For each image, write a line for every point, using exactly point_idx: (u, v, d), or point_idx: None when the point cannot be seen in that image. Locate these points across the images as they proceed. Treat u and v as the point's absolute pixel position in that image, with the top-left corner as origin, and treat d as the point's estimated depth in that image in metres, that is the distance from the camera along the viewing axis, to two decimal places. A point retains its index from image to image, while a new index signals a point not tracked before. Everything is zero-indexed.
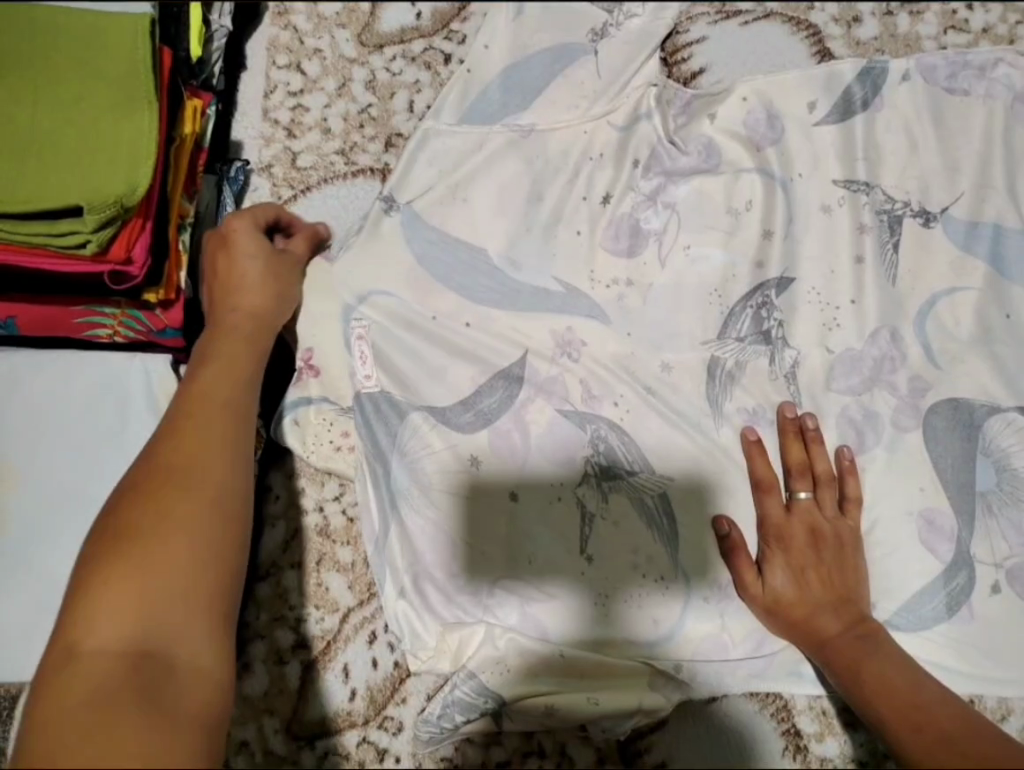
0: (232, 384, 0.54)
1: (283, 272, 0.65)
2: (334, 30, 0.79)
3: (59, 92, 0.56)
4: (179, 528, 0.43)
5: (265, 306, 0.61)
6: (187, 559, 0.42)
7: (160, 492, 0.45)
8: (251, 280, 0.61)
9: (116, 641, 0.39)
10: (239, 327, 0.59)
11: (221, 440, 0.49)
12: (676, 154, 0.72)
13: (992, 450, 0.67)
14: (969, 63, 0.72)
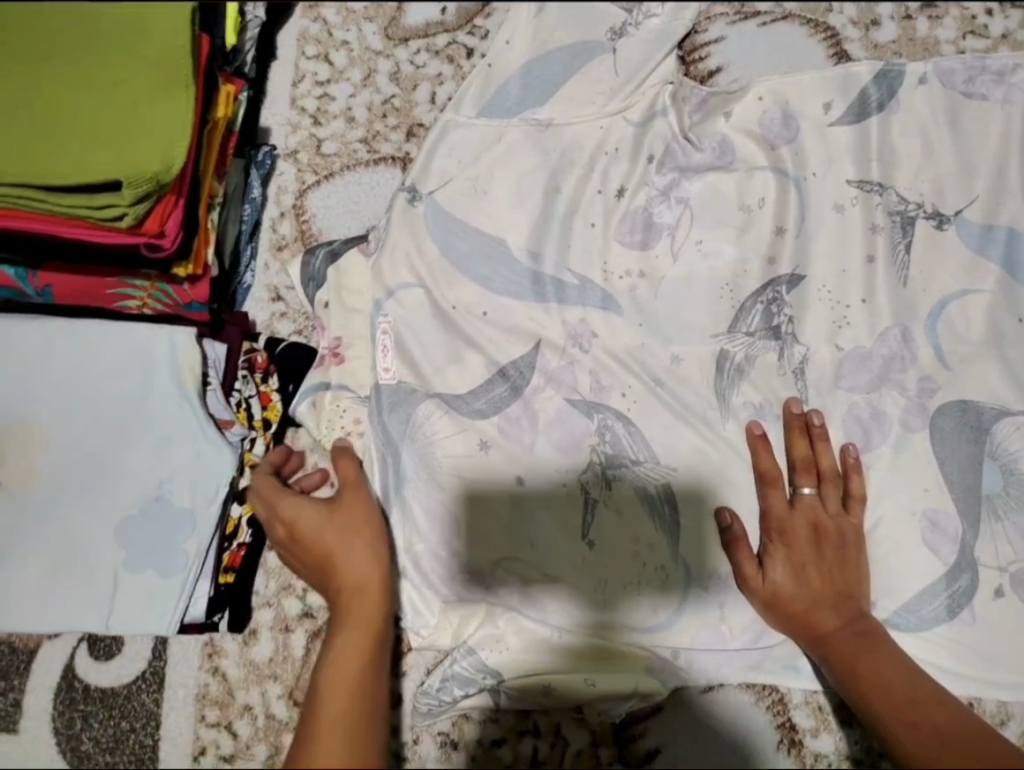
0: (360, 664, 0.52)
1: (355, 509, 0.59)
2: (362, 23, 0.81)
3: (103, 74, 0.58)
4: None
5: (369, 594, 0.55)
6: None
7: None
8: (340, 547, 0.57)
9: None
10: (355, 612, 0.54)
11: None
12: (690, 150, 0.73)
13: (1000, 454, 0.67)
14: (987, 68, 0.72)
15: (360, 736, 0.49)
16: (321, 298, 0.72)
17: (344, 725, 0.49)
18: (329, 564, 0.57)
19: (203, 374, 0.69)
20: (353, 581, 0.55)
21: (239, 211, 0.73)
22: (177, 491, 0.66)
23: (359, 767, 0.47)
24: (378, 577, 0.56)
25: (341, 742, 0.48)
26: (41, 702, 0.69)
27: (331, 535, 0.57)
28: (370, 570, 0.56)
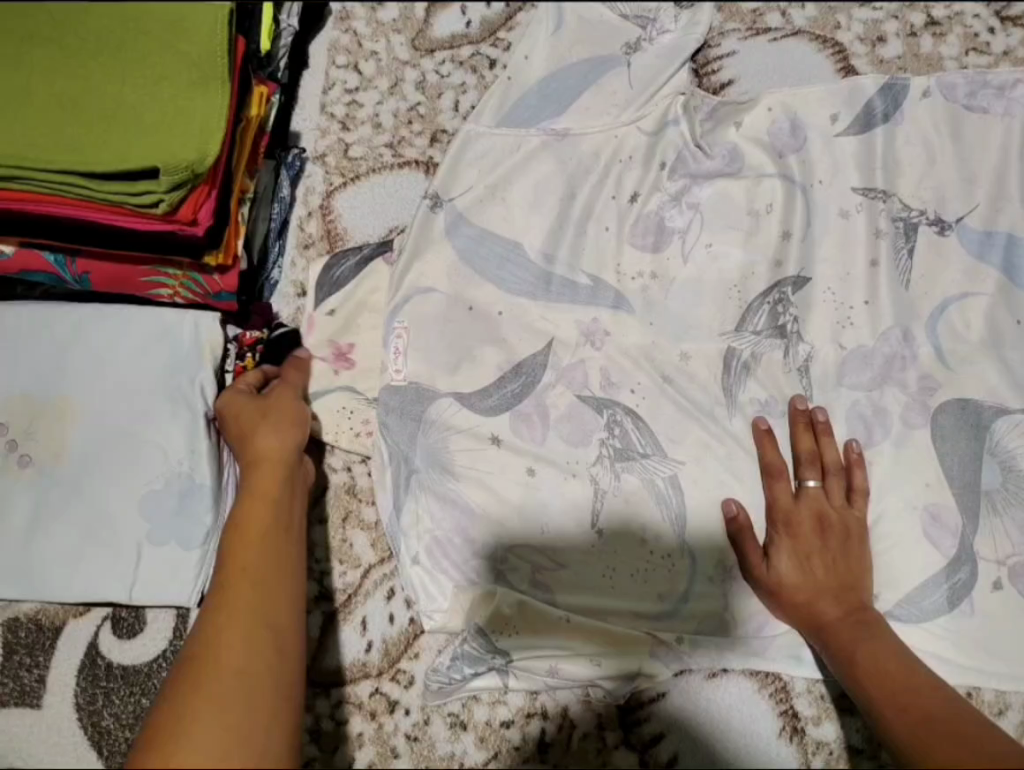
0: (278, 469, 0.58)
1: (277, 403, 0.64)
2: (390, 35, 0.85)
3: (144, 71, 0.63)
4: (249, 590, 0.47)
5: (287, 439, 0.60)
6: (252, 608, 0.46)
7: (212, 660, 0.43)
8: (265, 416, 0.62)
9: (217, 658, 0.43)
10: (272, 445, 0.60)
11: (276, 551, 0.51)
12: (701, 157, 0.76)
13: (999, 451, 0.69)
14: (989, 82, 0.75)
15: (281, 510, 0.54)
16: (327, 307, 0.75)
17: (255, 541, 0.51)
18: (246, 446, 0.60)
19: (222, 356, 0.72)
20: (261, 448, 0.59)
21: (268, 210, 0.77)
22: (197, 469, 0.68)
23: (280, 527, 0.53)
24: (286, 445, 0.60)
25: (266, 508, 0.54)
26: (65, 678, 0.72)
27: (256, 407, 0.63)
28: (277, 440, 0.60)
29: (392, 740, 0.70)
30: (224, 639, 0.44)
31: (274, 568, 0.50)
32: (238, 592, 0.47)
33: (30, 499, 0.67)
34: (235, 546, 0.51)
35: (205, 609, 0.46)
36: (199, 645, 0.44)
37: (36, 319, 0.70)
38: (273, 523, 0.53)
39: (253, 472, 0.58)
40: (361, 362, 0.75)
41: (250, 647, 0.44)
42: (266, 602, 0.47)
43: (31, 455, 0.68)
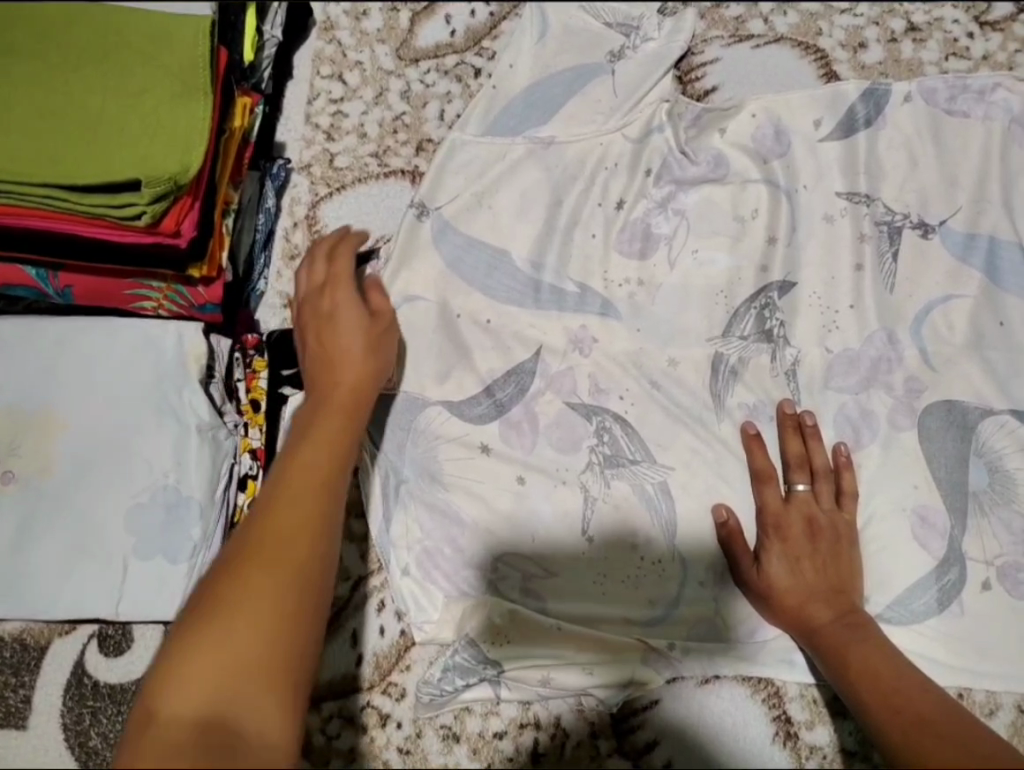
0: (357, 389, 0.59)
1: (376, 341, 0.62)
2: (374, 45, 0.85)
3: (126, 82, 0.63)
4: (303, 492, 0.49)
5: (372, 374, 0.60)
6: (305, 510, 0.48)
7: (261, 552, 0.46)
8: (362, 342, 0.61)
9: (267, 552, 0.46)
10: (357, 371, 0.59)
11: (331, 457, 0.53)
12: (686, 163, 0.76)
13: (985, 452, 0.70)
14: (969, 87, 0.76)
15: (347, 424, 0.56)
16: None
17: (313, 478, 0.51)
18: (336, 357, 0.60)
19: (209, 367, 0.71)
20: (349, 378, 0.59)
21: (253, 220, 0.76)
22: (183, 481, 0.68)
23: (341, 439, 0.55)
24: (370, 387, 0.60)
25: (333, 418, 0.56)
26: (51, 698, 0.71)
27: (360, 327, 0.61)
28: (365, 378, 0.60)
29: (385, 753, 0.70)
30: (274, 535, 0.46)
31: (328, 477, 0.51)
32: (294, 492, 0.49)
33: (14, 515, 0.66)
34: (296, 450, 0.53)
35: (264, 511, 0.48)
36: (255, 554, 0.45)
37: (18, 332, 0.69)
38: (332, 437, 0.54)
39: (333, 388, 0.58)
40: None
41: (298, 548, 0.46)
42: (319, 509, 0.49)
43: (14, 470, 0.67)
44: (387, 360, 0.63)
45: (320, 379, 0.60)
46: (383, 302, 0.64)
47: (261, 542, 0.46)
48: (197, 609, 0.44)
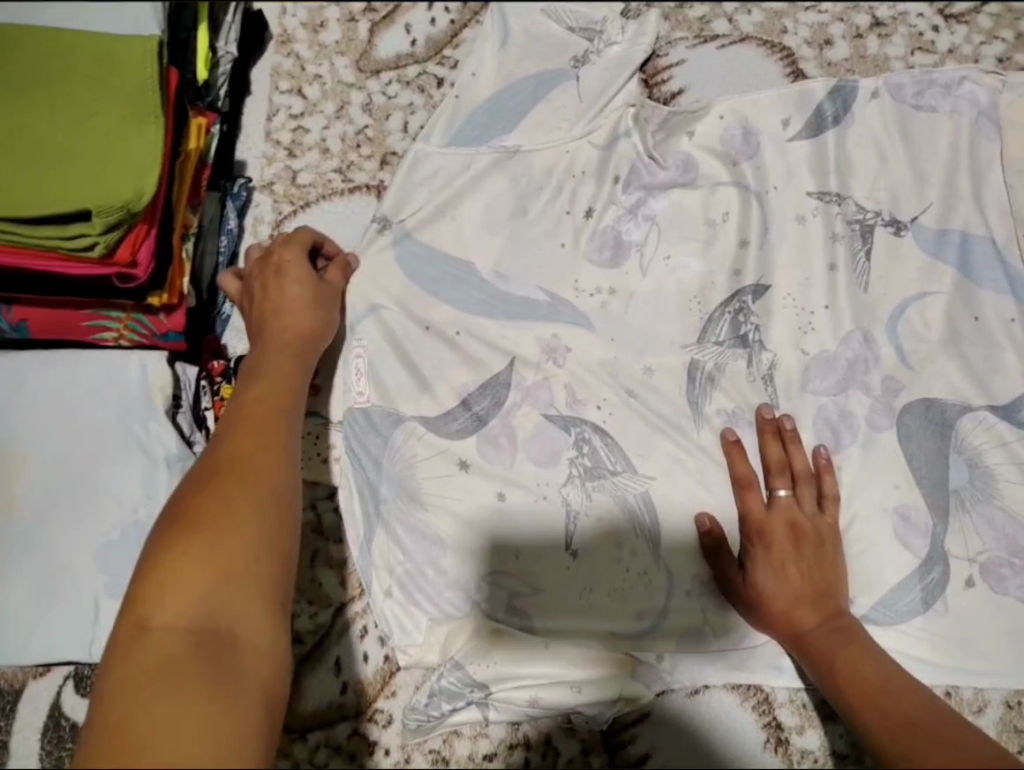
0: (302, 338, 0.64)
1: (323, 302, 0.67)
2: (333, 57, 0.83)
3: (72, 108, 0.61)
4: (260, 421, 0.54)
5: (317, 327, 0.66)
6: (266, 437, 0.53)
7: (228, 468, 0.49)
8: (310, 297, 0.66)
9: (235, 467, 0.49)
10: (303, 322, 0.65)
11: (282, 398, 0.58)
12: (655, 169, 0.75)
13: (964, 449, 0.69)
14: (935, 81, 0.76)
15: (294, 371, 0.61)
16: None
17: (265, 412, 0.55)
18: (282, 309, 0.65)
19: (175, 396, 0.69)
20: (295, 330, 0.64)
21: (215, 242, 0.74)
22: (154, 516, 0.66)
23: (291, 384, 0.60)
24: (313, 339, 0.65)
25: (283, 366, 0.61)
26: (27, 742, 0.69)
27: (310, 286, 0.67)
28: (309, 330, 0.65)
29: None
30: (238, 457, 0.50)
31: (280, 412, 0.56)
32: (252, 423, 0.54)
33: None
34: (251, 393, 0.57)
35: (227, 439, 0.52)
36: (224, 469, 0.49)
37: None
38: (283, 384, 0.59)
39: (279, 337, 0.63)
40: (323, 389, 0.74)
41: (262, 466, 0.50)
42: (277, 437, 0.53)
43: None
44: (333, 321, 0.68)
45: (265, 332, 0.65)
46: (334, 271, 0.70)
47: (231, 468, 0.49)
48: (176, 523, 0.45)
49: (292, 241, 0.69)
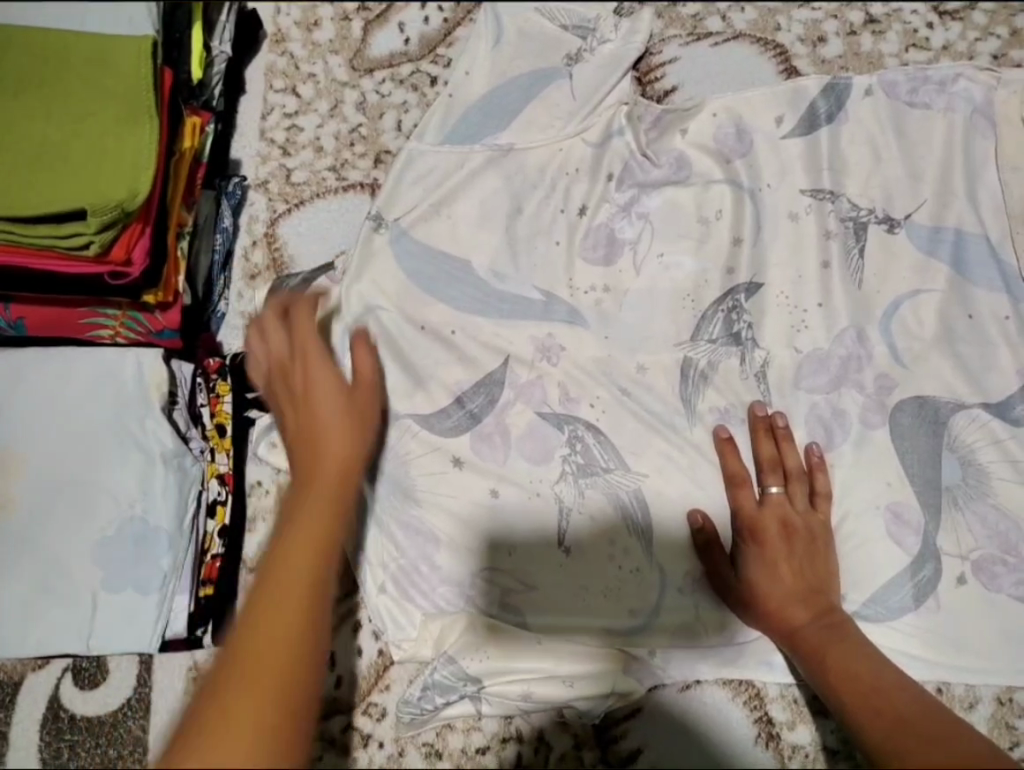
0: (342, 454, 0.50)
1: (359, 409, 0.54)
2: (328, 56, 0.84)
3: (68, 108, 0.61)
4: (296, 563, 0.41)
5: (355, 438, 0.52)
6: (298, 581, 0.40)
7: (250, 642, 0.38)
8: (342, 413, 0.52)
9: (254, 634, 0.38)
10: (341, 443, 0.50)
11: (328, 520, 0.44)
12: (648, 167, 0.75)
13: (957, 446, 0.69)
14: (929, 78, 0.76)
15: (336, 499, 0.46)
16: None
17: (312, 560, 0.42)
18: (315, 435, 0.51)
19: (171, 392, 0.70)
20: (336, 451, 0.50)
21: (210, 241, 0.75)
22: (151, 511, 0.67)
23: (334, 500, 0.46)
24: (359, 456, 0.51)
25: (323, 493, 0.46)
26: (26, 734, 0.70)
27: (342, 395, 0.54)
28: (351, 449, 0.51)
29: None
30: (263, 622, 0.39)
31: (324, 542, 0.43)
32: (289, 565, 0.41)
33: None
34: (294, 513, 0.45)
35: (257, 587, 0.40)
36: (243, 642, 0.38)
37: None
38: (328, 504, 0.46)
39: (314, 459, 0.49)
40: None
41: (290, 630, 0.39)
42: (315, 585, 0.41)
43: None
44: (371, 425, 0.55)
45: (301, 458, 0.50)
46: (365, 362, 0.58)
47: (253, 647, 0.38)
48: (189, 727, 0.36)
49: (306, 333, 0.58)
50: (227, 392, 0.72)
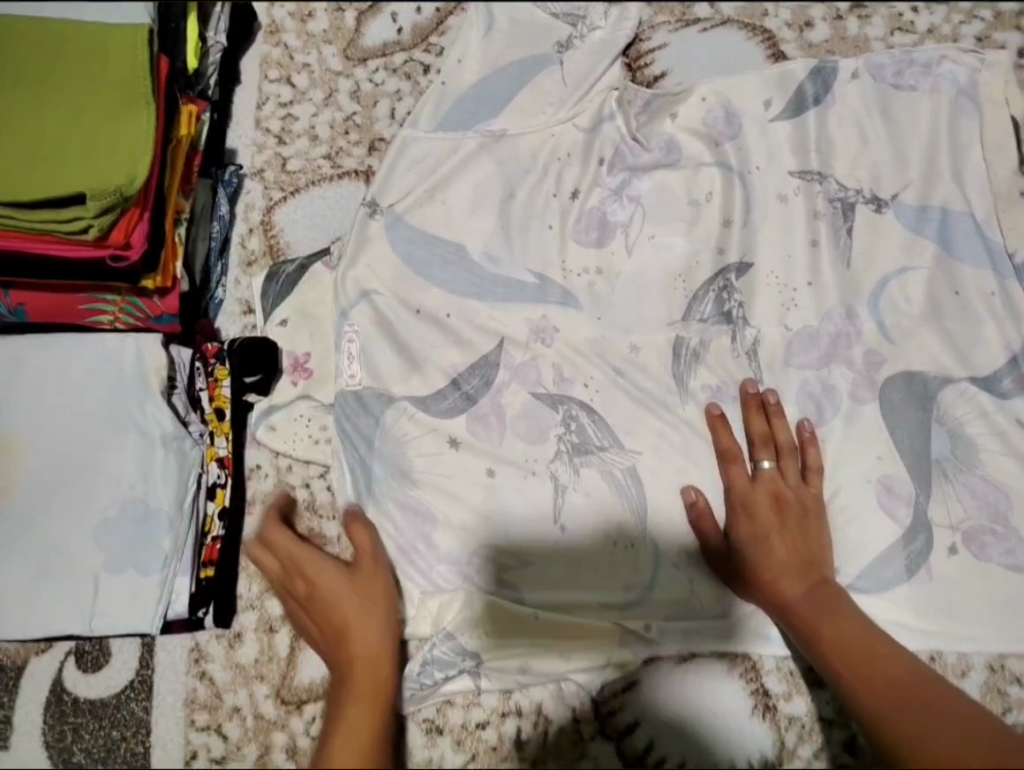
0: (363, 605, 0.62)
1: (369, 579, 0.64)
2: (322, 47, 0.85)
3: (67, 96, 0.63)
4: (358, 666, 0.58)
5: (373, 620, 0.61)
6: (362, 669, 0.58)
7: (337, 728, 0.54)
8: (357, 606, 0.61)
9: (340, 716, 0.55)
10: (360, 618, 0.61)
11: (373, 638, 0.60)
12: (638, 150, 0.77)
13: (947, 420, 0.70)
14: (914, 61, 0.77)
15: (371, 641, 0.60)
16: (280, 316, 0.75)
17: (366, 676, 0.58)
18: (344, 624, 0.60)
19: (170, 377, 0.71)
20: (356, 640, 0.59)
21: (207, 228, 0.76)
22: (152, 493, 0.68)
23: (367, 636, 0.60)
24: (378, 632, 0.60)
25: (354, 629, 0.60)
26: (30, 717, 0.71)
27: (345, 576, 0.63)
28: (370, 636, 0.60)
29: None
30: (342, 727, 0.54)
31: (372, 674, 0.58)
32: (352, 687, 0.57)
33: None
34: (343, 642, 0.60)
35: (332, 716, 0.55)
36: (330, 735, 0.54)
37: None
38: (362, 642, 0.59)
39: (342, 625, 0.60)
40: (315, 370, 0.75)
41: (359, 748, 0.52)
42: (373, 678, 0.57)
43: None
44: (391, 597, 0.64)
45: (335, 653, 0.60)
46: (360, 532, 0.66)
47: (342, 706, 0.56)
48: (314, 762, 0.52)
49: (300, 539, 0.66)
50: (226, 377, 0.72)
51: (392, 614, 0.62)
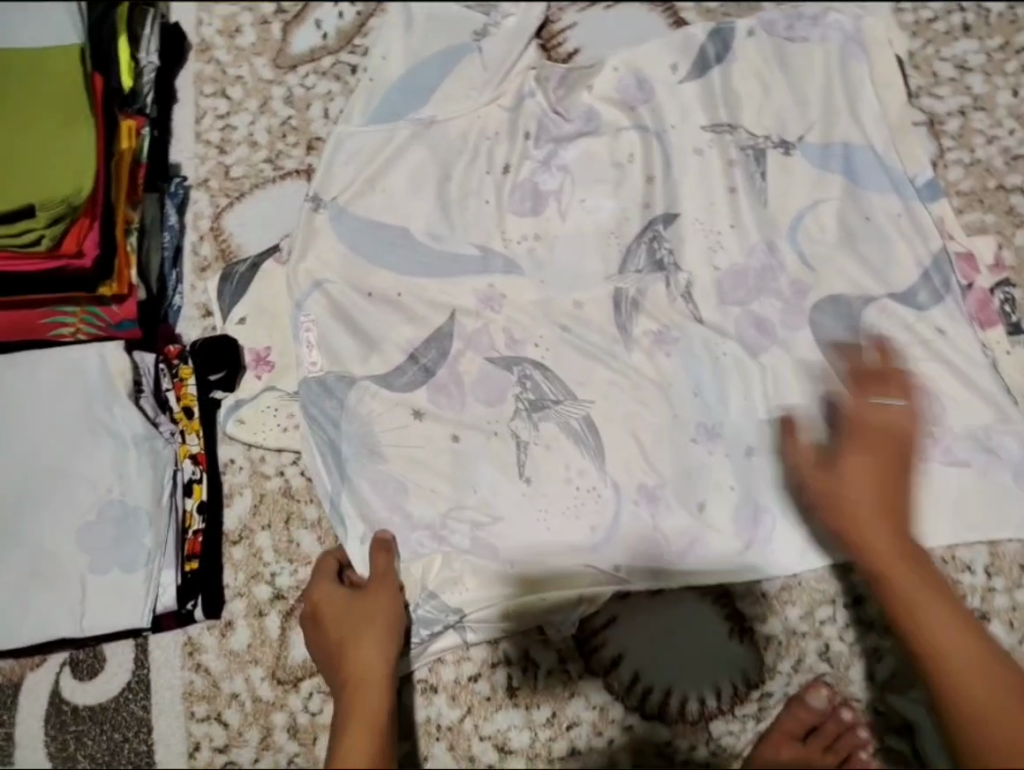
0: (370, 627, 0.66)
1: (376, 603, 0.68)
2: (252, 59, 0.89)
3: (9, 120, 0.67)
4: (359, 687, 0.63)
5: (377, 641, 0.66)
6: (364, 692, 0.63)
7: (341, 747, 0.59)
8: (361, 629, 0.66)
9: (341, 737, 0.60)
10: (364, 639, 0.66)
11: (375, 659, 0.65)
12: (560, 122, 0.82)
13: (874, 335, 0.75)
14: (803, 14, 0.83)
15: (369, 662, 0.65)
16: (238, 314, 0.78)
17: (367, 696, 0.63)
18: (345, 647, 0.66)
19: (136, 381, 0.73)
20: (362, 663, 0.65)
21: (159, 239, 0.80)
22: (129, 492, 0.70)
23: (369, 655, 0.65)
24: (382, 655, 0.65)
25: (358, 651, 0.65)
26: (32, 731, 0.72)
27: (351, 603, 0.68)
28: (373, 660, 0.65)
29: None
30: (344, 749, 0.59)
31: (373, 693, 0.63)
32: (353, 707, 0.62)
33: None
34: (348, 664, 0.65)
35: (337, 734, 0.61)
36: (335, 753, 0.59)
37: None
38: (365, 664, 0.65)
39: (347, 649, 0.66)
40: (277, 362, 0.77)
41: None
42: (373, 699, 0.62)
43: None
44: (398, 618, 0.68)
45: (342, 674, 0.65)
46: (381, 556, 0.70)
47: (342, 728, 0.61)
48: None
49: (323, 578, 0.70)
50: (192, 375, 0.75)
51: (397, 632, 0.67)
